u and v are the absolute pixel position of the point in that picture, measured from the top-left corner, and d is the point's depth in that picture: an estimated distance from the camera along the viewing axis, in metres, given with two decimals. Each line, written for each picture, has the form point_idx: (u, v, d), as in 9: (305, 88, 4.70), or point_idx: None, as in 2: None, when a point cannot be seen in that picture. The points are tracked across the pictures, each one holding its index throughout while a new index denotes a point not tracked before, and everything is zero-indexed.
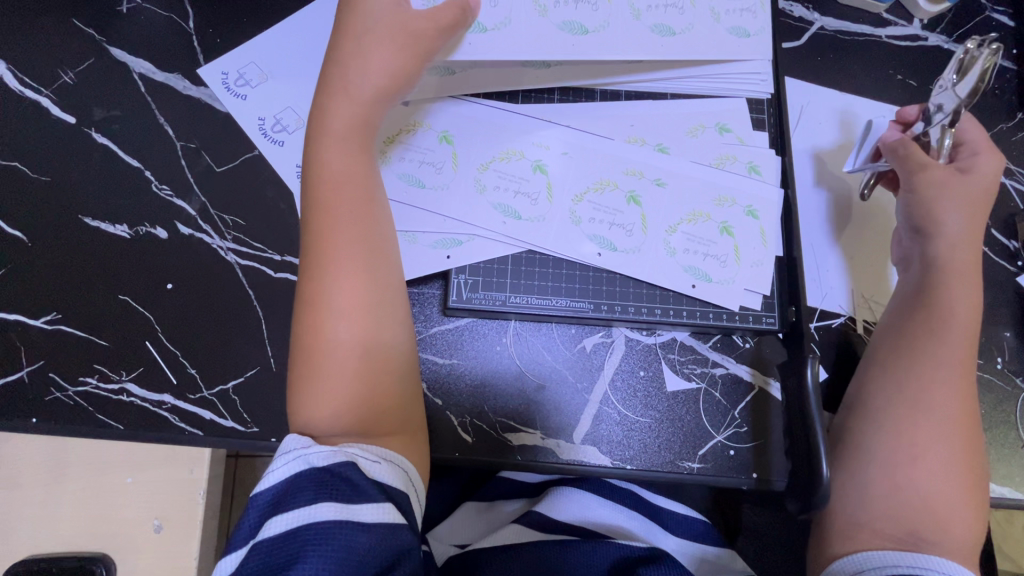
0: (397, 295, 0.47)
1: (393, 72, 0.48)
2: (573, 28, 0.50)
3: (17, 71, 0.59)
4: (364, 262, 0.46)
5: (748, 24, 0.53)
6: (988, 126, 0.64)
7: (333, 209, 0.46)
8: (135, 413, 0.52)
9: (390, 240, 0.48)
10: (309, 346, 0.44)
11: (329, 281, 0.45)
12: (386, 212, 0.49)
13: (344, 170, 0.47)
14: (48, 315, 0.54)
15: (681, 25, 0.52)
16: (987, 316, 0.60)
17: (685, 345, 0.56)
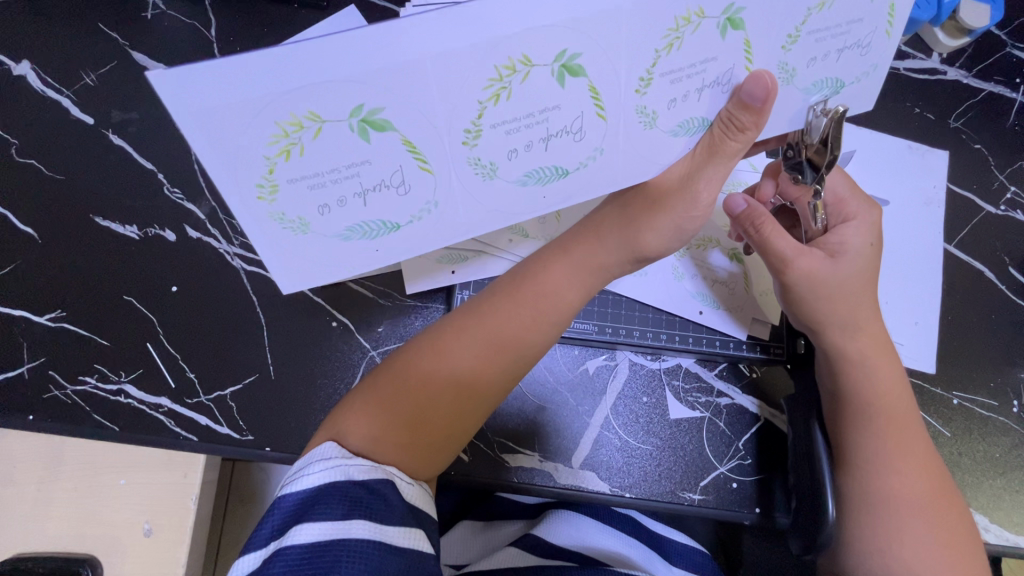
0: (493, 388, 0.44)
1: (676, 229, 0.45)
2: (541, 177, 0.40)
3: (41, 72, 0.60)
4: (501, 334, 0.44)
5: (709, 110, 0.41)
6: (1006, 162, 0.63)
7: (534, 280, 0.46)
8: (131, 416, 0.52)
9: (532, 342, 0.44)
10: (407, 372, 0.43)
11: (454, 329, 0.44)
12: (562, 312, 0.45)
13: (553, 273, 0.46)
14: (53, 312, 0.54)
15: (694, 43, 0.35)
16: (1005, 357, 0.58)
17: (690, 372, 0.54)
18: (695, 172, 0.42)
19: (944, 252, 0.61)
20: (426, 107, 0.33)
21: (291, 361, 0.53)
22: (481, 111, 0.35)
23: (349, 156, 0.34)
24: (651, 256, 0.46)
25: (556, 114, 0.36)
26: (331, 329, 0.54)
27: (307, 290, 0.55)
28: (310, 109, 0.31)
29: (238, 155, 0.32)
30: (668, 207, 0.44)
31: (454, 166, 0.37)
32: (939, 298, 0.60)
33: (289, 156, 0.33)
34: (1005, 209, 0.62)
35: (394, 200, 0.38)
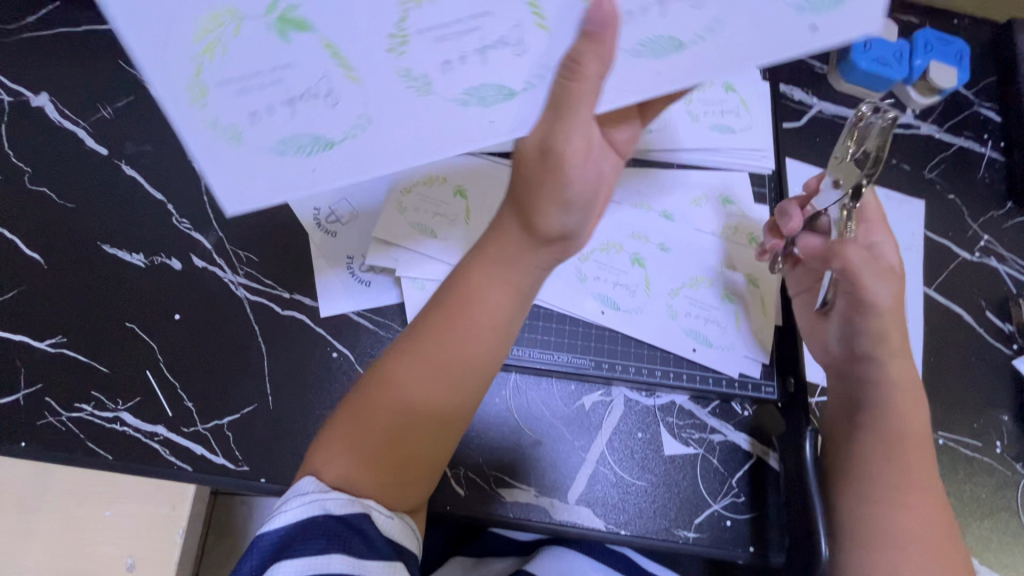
0: (442, 405, 0.42)
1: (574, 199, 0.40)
2: (483, 97, 0.37)
3: (59, 104, 0.62)
4: (438, 354, 0.42)
5: (685, 28, 0.34)
6: (979, 212, 0.67)
7: (460, 293, 0.43)
8: (125, 444, 0.51)
9: (473, 351, 0.42)
10: (354, 410, 0.41)
11: (393, 358, 0.42)
12: (493, 316, 0.43)
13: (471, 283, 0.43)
14: (54, 338, 0.54)
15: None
16: (986, 398, 0.60)
17: (683, 409, 0.56)
18: (558, 136, 0.38)
19: (925, 295, 0.64)
20: (350, 7, 0.29)
21: (290, 391, 0.54)
22: (405, 19, 0.30)
23: (272, 58, 0.30)
24: (556, 236, 0.42)
25: (490, 25, 0.31)
26: (331, 359, 0.55)
27: (309, 320, 0.56)
28: (227, 3, 0.27)
29: (152, 50, 0.28)
30: (548, 180, 0.39)
31: (397, 76, 0.34)
32: (922, 339, 0.62)
33: (215, 55, 0.29)
34: (980, 255, 0.66)
35: (326, 111, 0.35)
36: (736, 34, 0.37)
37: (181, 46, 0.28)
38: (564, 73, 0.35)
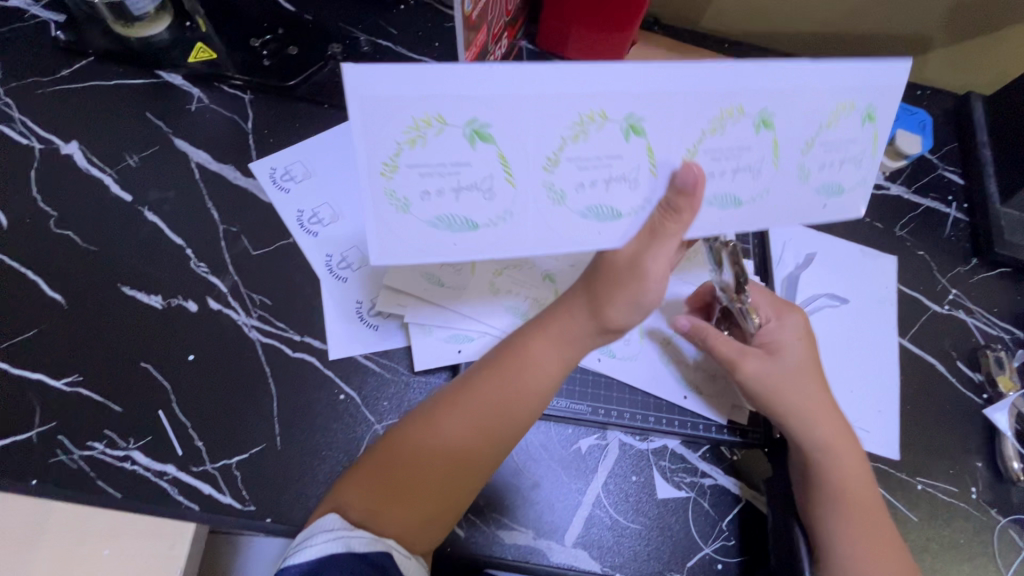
0: (482, 458, 0.46)
1: (637, 299, 0.47)
2: (599, 215, 0.43)
3: (87, 152, 0.66)
4: (486, 410, 0.46)
5: (740, 188, 0.45)
6: (947, 267, 0.72)
7: (511, 359, 0.48)
8: (137, 482, 0.53)
9: (516, 417, 0.47)
10: (396, 446, 0.45)
11: (442, 406, 0.47)
12: (539, 387, 0.48)
13: (529, 356, 0.48)
14: (70, 377, 0.56)
15: (736, 130, 0.42)
16: (960, 445, 0.64)
17: (675, 453, 0.58)
18: (642, 254, 0.44)
19: (900, 345, 0.68)
20: (525, 131, 0.39)
21: (297, 432, 0.56)
22: (561, 145, 0.40)
23: (457, 155, 0.40)
24: (613, 330, 0.48)
25: (617, 163, 0.42)
26: (339, 401, 0.57)
27: (319, 362, 0.58)
28: (440, 113, 0.38)
29: (376, 135, 0.38)
30: (623, 284, 0.45)
31: (536, 187, 0.42)
32: (898, 388, 0.66)
33: (414, 145, 0.39)
34: (949, 307, 0.70)
35: (482, 203, 0.42)
36: (767, 188, 0.45)
37: (391, 134, 0.38)
38: (660, 210, 0.43)
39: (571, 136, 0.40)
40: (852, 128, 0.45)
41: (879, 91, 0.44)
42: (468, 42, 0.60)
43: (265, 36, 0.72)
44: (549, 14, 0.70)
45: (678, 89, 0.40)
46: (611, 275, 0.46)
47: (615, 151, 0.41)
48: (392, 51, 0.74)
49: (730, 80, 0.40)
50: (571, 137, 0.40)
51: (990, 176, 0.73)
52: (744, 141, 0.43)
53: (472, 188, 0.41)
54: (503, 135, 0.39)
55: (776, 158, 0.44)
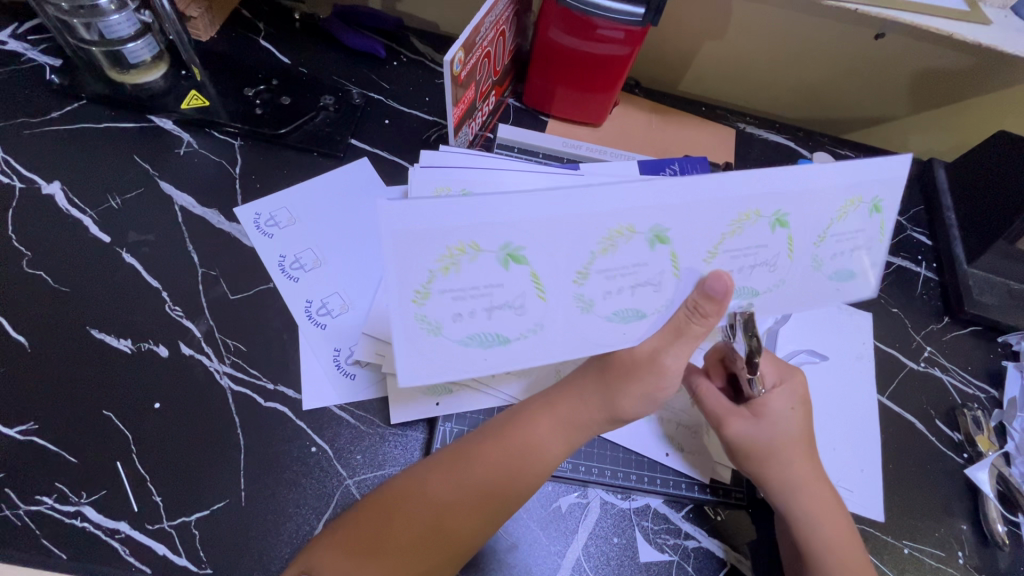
0: (472, 534, 0.44)
1: (653, 393, 0.50)
2: (624, 317, 0.43)
3: (70, 193, 0.66)
4: (487, 484, 0.46)
5: (760, 281, 0.45)
6: (921, 324, 0.73)
7: (522, 430, 0.49)
8: (85, 542, 0.50)
9: (517, 492, 0.46)
10: (383, 503, 0.44)
11: (440, 471, 0.46)
12: (544, 466, 0.48)
13: (544, 434, 0.49)
14: (24, 425, 0.53)
15: (753, 232, 0.42)
16: (944, 507, 0.63)
17: (658, 513, 0.56)
18: (660, 351, 0.47)
19: (879, 402, 0.68)
20: (559, 249, 0.39)
21: (264, 487, 0.53)
22: (590, 260, 0.40)
23: (491, 277, 0.39)
24: (625, 419, 0.51)
25: (643, 270, 0.42)
26: (310, 455, 0.55)
27: (291, 413, 0.56)
28: (474, 240, 0.37)
29: (407, 268, 0.37)
30: (639, 378, 0.48)
31: (567, 300, 0.41)
32: (879, 446, 0.65)
33: (448, 271, 0.38)
34: (925, 365, 0.71)
35: (514, 319, 0.41)
36: (782, 280, 0.46)
37: (423, 263, 0.37)
38: (687, 311, 0.44)
39: (599, 251, 0.40)
40: (862, 220, 0.45)
41: (886, 186, 0.44)
42: (456, 98, 0.62)
43: (259, 87, 0.74)
44: (535, 75, 0.74)
45: (696, 197, 0.39)
46: (629, 366, 0.49)
47: (641, 261, 0.41)
48: (383, 104, 0.76)
49: (760, 182, 0.40)
50: (602, 252, 0.40)
51: (956, 238, 0.75)
52: (758, 236, 0.42)
53: (504, 307, 0.40)
54: (535, 250, 0.39)
55: (792, 252, 0.44)
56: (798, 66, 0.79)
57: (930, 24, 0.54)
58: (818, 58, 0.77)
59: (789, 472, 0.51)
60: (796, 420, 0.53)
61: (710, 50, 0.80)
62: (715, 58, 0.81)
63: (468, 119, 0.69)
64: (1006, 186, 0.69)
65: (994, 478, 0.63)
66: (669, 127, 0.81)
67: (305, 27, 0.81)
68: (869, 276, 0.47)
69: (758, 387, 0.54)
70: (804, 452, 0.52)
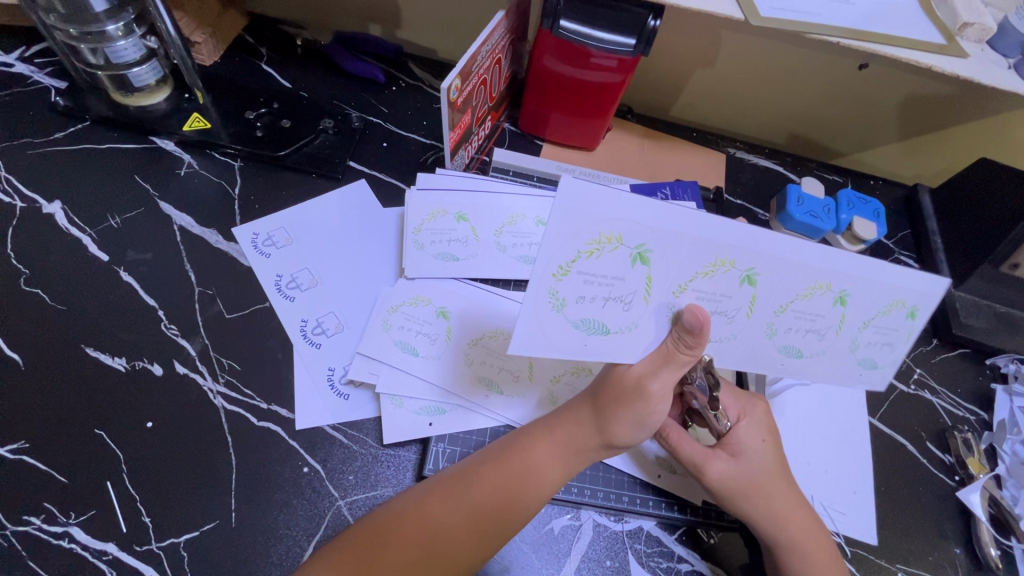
0: (464, 558, 0.44)
1: (644, 419, 0.47)
2: None
3: (69, 212, 0.66)
4: (481, 507, 0.45)
5: (805, 344, 0.46)
6: (910, 346, 0.74)
7: (516, 454, 0.48)
8: (72, 564, 0.49)
9: (512, 517, 0.46)
10: (375, 528, 0.44)
11: (436, 495, 0.46)
12: (538, 493, 0.47)
13: (540, 458, 0.47)
14: (15, 444, 0.53)
15: (815, 299, 0.43)
16: (937, 530, 0.63)
17: (651, 536, 0.56)
18: (648, 374, 0.45)
19: (871, 424, 0.69)
20: (679, 266, 0.40)
21: (254, 507, 0.53)
22: (692, 278, 0.41)
23: (620, 273, 0.39)
24: (618, 446, 0.48)
25: (731, 303, 0.43)
26: (301, 475, 0.55)
27: (284, 432, 0.56)
28: (621, 235, 0.37)
29: (560, 242, 0.37)
30: (628, 405, 0.46)
31: (659, 312, 0.42)
32: (871, 468, 0.66)
33: (591, 255, 0.38)
34: (915, 387, 0.72)
35: (619, 313, 0.41)
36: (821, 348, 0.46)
37: (574, 242, 0.38)
38: (675, 334, 0.43)
39: (700, 274, 0.40)
40: (896, 322, 0.45)
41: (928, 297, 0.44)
42: (453, 123, 0.63)
43: (260, 110, 0.75)
44: (530, 100, 0.76)
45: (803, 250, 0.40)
46: (623, 389, 0.46)
47: (729, 295, 0.42)
48: (381, 127, 0.78)
49: (826, 263, 0.41)
50: (703, 276, 0.40)
51: (942, 262, 0.77)
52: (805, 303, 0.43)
53: (616, 301, 0.40)
54: (661, 260, 0.39)
55: (839, 331, 0.45)
56: (786, 94, 0.82)
57: (903, 57, 0.55)
58: (805, 87, 0.80)
59: (770, 509, 0.51)
60: (769, 453, 0.53)
61: (700, 78, 0.82)
62: (705, 86, 0.83)
63: (465, 143, 0.71)
64: (989, 211, 0.71)
65: (986, 501, 0.63)
66: (661, 151, 0.83)
67: (307, 52, 0.83)
68: (887, 372, 0.48)
69: (724, 421, 0.54)
70: (781, 484, 0.52)
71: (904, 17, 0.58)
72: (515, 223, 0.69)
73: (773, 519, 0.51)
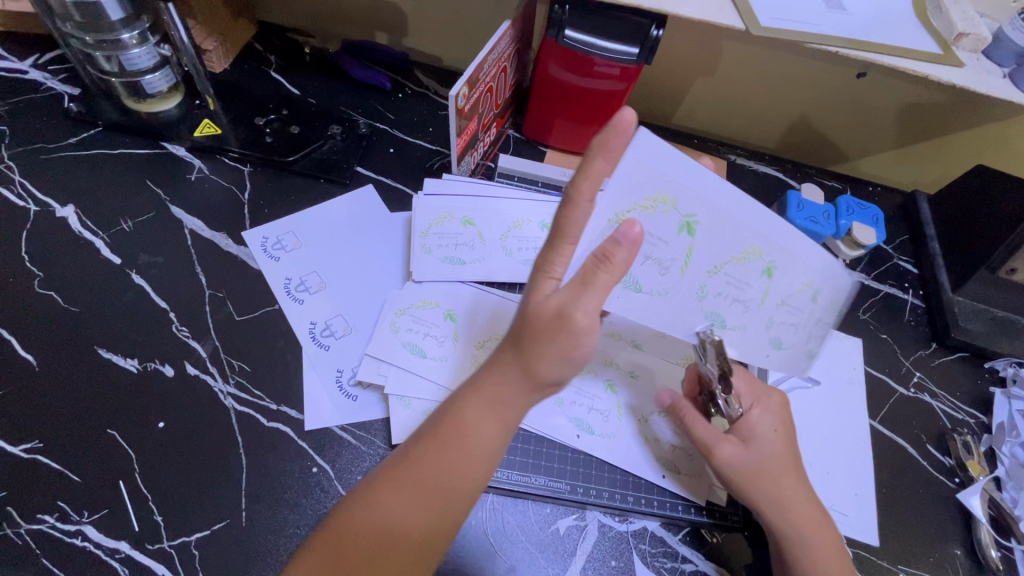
0: (418, 533, 0.43)
1: (571, 355, 0.43)
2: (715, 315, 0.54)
3: (82, 216, 0.67)
4: (425, 482, 0.44)
5: (788, 337, 0.54)
6: (909, 350, 0.75)
7: (450, 426, 0.45)
8: (85, 562, 0.50)
9: (462, 484, 0.44)
10: (340, 519, 0.44)
11: (385, 478, 0.44)
12: (482, 454, 0.45)
13: (474, 424, 0.45)
14: (28, 444, 0.54)
15: (806, 302, 0.52)
16: (938, 532, 0.64)
17: (656, 536, 0.57)
18: (568, 303, 0.42)
19: (871, 427, 0.69)
20: (718, 245, 0.50)
21: (264, 507, 0.53)
22: (726, 262, 0.51)
23: (673, 240, 0.50)
24: (546, 381, 0.44)
25: (744, 288, 0.52)
26: (311, 475, 0.55)
27: (293, 433, 0.57)
28: (682, 204, 0.48)
29: (620, 195, 0.47)
30: (552, 338, 0.42)
31: (691, 284, 0.53)
32: (872, 470, 0.66)
33: (648, 212, 0.48)
34: (915, 390, 0.73)
35: (654, 273, 0.53)
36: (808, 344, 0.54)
37: (634, 197, 0.48)
38: (594, 261, 0.42)
39: (734, 260, 0.51)
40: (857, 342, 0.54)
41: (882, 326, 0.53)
42: (460, 130, 0.65)
43: (269, 116, 0.77)
44: (535, 107, 0.77)
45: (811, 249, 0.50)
46: (544, 328, 0.42)
47: (750, 282, 0.52)
48: (388, 133, 0.80)
49: (821, 270, 0.51)
50: (737, 261, 0.51)
51: (941, 267, 0.78)
52: (798, 298, 0.52)
53: (657, 262, 0.52)
54: (705, 235, 0.50)
55: (823, 331, 0.54)
56: (786, 102, 0.83)
57: (900, 66, 0.56)
58: (805, 95, 0.81)
59: (775, 507, 0.52)
60: (779, 440, 0.54)
61: (701, 86, 0.84)
62: (706, 94, 0.85)
63: (471, 149, 0.72)
64: (985, 218, 0.72)
65: (986, 503, 0.64)
66: None
67: (316, 60, 0.85)
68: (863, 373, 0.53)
69: (736, 406, 0.55)
70: (790, 475, 0.53)
71: (901, 27, 0.59)
72: (520, 228, 0.71)
73: (778, 518, 0.52)
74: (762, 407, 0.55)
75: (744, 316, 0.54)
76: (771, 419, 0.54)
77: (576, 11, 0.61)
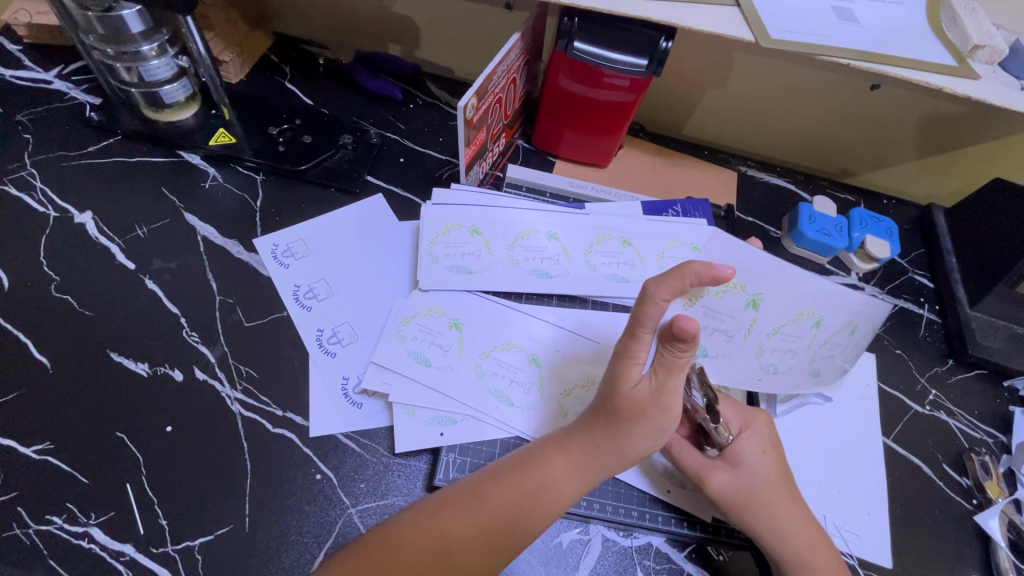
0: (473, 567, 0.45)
1: (657, 429, 0.49)
2: (769, 368, 0.57)
3: (99, 222, 0.69)
4: (496, 521, 0.46)
5: (825, 367, 0.56)
6: (925, 367, 0.74)
7: (532, 471, 0.49)
8: (90, 564, 0.50)
9: (529, 529, 0.47)
10: (384, 539, 0.45)
11: (450, 507, 0.46)
12: (556, 506, 0.48)
13: (558, 476, 0.49)
14: (40, 445, 0.55)
15: (845, 338, 0.54)
16: (954, 555, 0.62)
17: (661, 552, 0.56)
18: (662, 388, 0.48)
19: (885, 445, 0.68)
20: (778, 311, 0.54)
21: (267, 513, 0.54)
22: (783, 324, 0.54)
23: (734, 312, 0.54)
24: (632, 456, 0.50)
25: (797, 342, 0.55)
26: (314, 482, 0.55)
27: (298, 439, 0.58)
28: (743, 283, 0.52)
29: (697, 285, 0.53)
30: (646, 418, 0.48)
31: (753, 345, 0.56)
32: (885, 489, 0.65)
33: (716, 294, 0.53)
34: (930, 408, 0.71)
35: (720, 341, 0.57)
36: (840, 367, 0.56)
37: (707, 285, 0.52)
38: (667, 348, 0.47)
39: (791, 320, 0.54)
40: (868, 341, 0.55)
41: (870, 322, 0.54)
42: (468, 140, 0.65)
43: (282, 126, 0.78)
44: (544, 118, 0.77)
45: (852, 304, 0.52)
46: (637, 406, 0.48)
47: (802, 335, 0.55)
48: (398, 143, 0.81)
49: (856, 308, 0.52)
50: (794, 321, 0.54)
51: (958, 281, 0.76)
52: (837, 335, 0.54)
53: (723, 333, 0.56)
54: (767, 307, 0.54)
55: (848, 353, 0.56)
56: (798, 114, 0.82)
57: (914, 77, 0.56)
58: (817, 107, 0.80)
59: (777, 526, 0.51)
60: (771, 463, 0.54)
61: (712, 97, 0.84)
62: (717, 105, 0.84)
63: (480, 159, 0.73)
64: (1004, 232, 0.70)
65: (1005, 526, 0.61)
66: (673, 169, 0.85)
67: (329, 71, 0.86)
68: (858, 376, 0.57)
69: (725, 434, 0.55)
70: (785, 496, 0.53)
71: (913, 39, 0.59)
72: (527, 238, 0.71)
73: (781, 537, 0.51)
74: (749, 429, 0.55)
75: (798, 365, 0.57)
76: (764, 442, 0.55)
77: (586, 22, 0.61)
